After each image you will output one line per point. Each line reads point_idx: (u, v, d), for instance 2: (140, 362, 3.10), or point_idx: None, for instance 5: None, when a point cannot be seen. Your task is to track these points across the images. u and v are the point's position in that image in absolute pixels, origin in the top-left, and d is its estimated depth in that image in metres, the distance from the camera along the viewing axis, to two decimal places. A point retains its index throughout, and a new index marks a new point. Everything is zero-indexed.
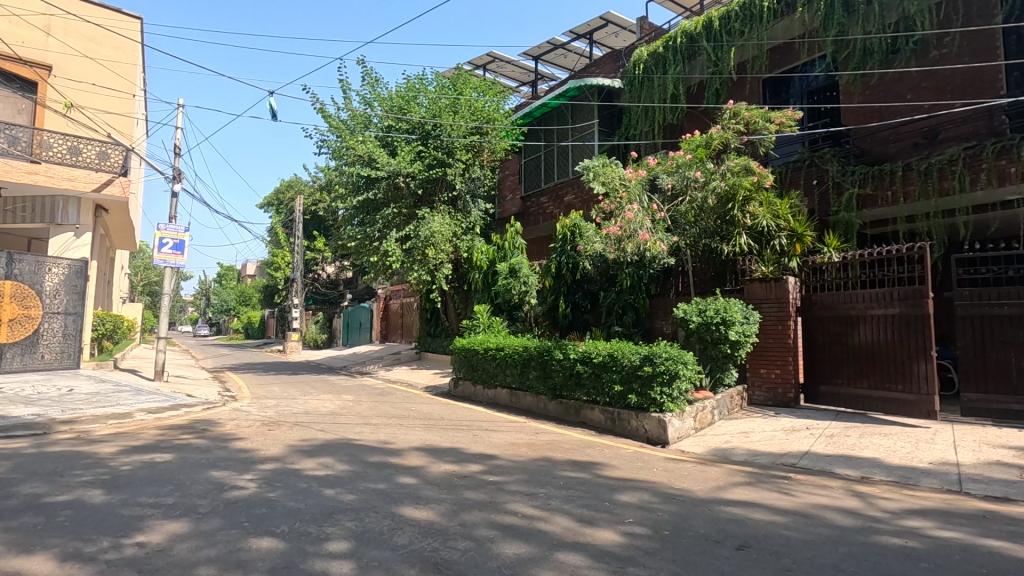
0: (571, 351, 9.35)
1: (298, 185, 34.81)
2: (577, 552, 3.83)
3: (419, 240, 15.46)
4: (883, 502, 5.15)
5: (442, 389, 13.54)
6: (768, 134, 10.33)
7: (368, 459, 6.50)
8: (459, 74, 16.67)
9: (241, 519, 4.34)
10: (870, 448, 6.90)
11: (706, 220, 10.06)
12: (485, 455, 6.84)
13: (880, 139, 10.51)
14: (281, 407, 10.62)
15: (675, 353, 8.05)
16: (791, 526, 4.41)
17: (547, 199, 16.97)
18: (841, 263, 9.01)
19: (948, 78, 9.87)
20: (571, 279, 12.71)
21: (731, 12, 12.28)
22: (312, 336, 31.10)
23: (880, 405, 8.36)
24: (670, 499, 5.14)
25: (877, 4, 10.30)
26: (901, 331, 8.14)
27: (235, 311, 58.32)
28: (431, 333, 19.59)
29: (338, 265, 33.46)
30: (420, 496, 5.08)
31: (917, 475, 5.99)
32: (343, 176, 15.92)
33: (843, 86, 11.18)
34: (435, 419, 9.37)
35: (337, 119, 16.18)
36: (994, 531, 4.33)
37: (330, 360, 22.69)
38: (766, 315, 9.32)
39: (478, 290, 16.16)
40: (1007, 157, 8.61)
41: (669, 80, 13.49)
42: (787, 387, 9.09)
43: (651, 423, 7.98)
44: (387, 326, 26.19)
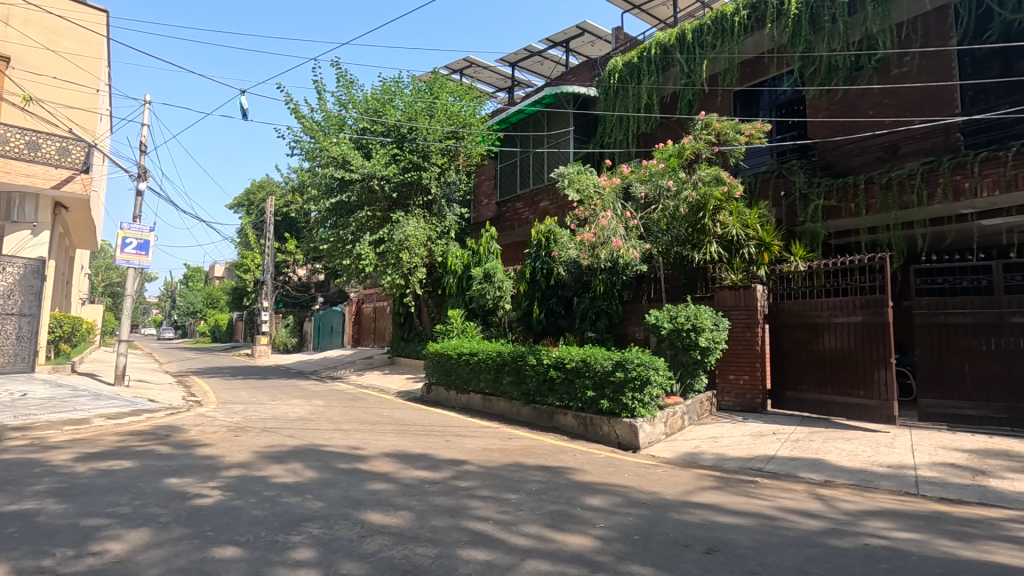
0: (544, 357, 9.38)
1: (270, 186, 34.19)
2: (548, 557, 3.84)
3: (393, 243, 15.33)
4: (844, 504, 5.30)
5: (415, 394, 13.43)
6: (738, 145, 10.59)
7: (337, 465, 6.40)
8: (436, 78, 16.71)
9: (204, 528, 4.22)
10: (833, 452, 7.10)
11: (678, 227, 10.25)
12: (457, 461, 6.80)
13: (845, 152, 10.89)
14: (248, 412, 10.37)
15: (646, 359, 8.16)
16: (757, 530, 4.49)
17: (522, 205, 17.04)
18: (807, 272, 9.26)
19: (907, 96, 10.26)
20: (546, 284, 12.77)
21: (704, 25, 12.58)
22: (281, 340, 30.53)
23: (843, 410, 8.60)
24: (639, 504, 5.20)
25: (842, 23, 10.70)
26: (863, 338, 8.40)
27: (202, 313, 56.81)
28: (404, 338, 19.44)
29: (310, 268, 32.96)
30: (390, 502, 5.01)
31: (877, 478, 6.18)
32: (317, 177, 15.76)
33: (810, 100, 11.56)
34: (407, 425, 9.28)
35: (311, 120, 16.02)
36: (948, 532, 4.50)
37: (300, 365, 22.33)
38: (735, 322, 9.51)
39: (452, 295, 16.11)
40: (962, 173, 9.00)
41: (643, 90, 13.72)
42: (755, 393, 9.28)
43: (623, 428, 8.06)
44: (360, 330, 25.90)
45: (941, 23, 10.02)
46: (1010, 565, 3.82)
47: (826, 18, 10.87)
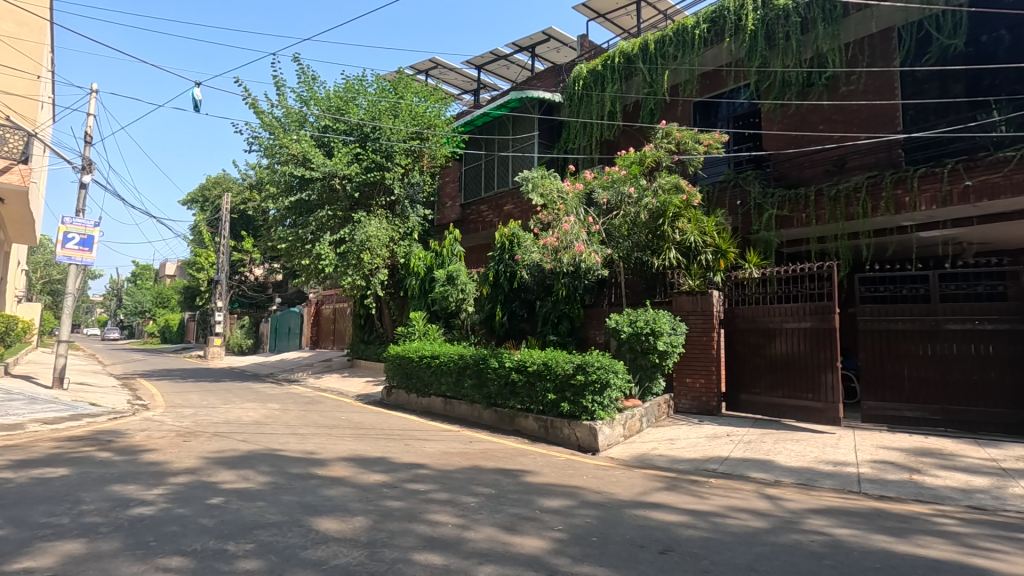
0: (506, 360, 9.40)
1: (226, 183, 33.12)
2: (504, 561, 3.84)
3: (354, 244, 15.07)
4: (790, 503, 5.50)
5: (374, 397, 13.23)
6: (696, 154, 10.86)
7: (291, 470, 6.24)
8: (401, 77, 16.56)
9: (146, 538, 4.03)
10: (782, 453, 7.36)
11: (639, 233, 10.44)
12: (415, 465, 6.73)
13: (797, 164, 11.34)
14: (198, 416, 9.98)
15: (606, 363, 8.27)
16: (709, 529, 4.61)
17: (486, 208, 17.04)
18: (761, 278, 9.58)
19: (854, 113, 10.77)
20: (509, 287, 12.78)
21: (666, 37, 12.87)
22: (236, 341, 29.56)
23: (793, 412, 8.93)
24: (597, 505, 5.26)
25: (795, 40, 11.16)
26: (813, 342, 8.74)
27: (150, 313, 54.44)
28: (364, 340, 19.11)
29: (267, 267, 32.02)
30: (345, 507, 4.91)
31: (822, 477, 6.44)
32: (276, 175, 15.38)
33: (765, 113, 11.99)
34: (366, 428, 9.12)
35: (270, 116, 15.62)
36: (887, 528, 4.73)
37: (255, 367, 21.65)
38: (692, 326, 9.75)
39: (414, 297, 15.93)
40: (903, 187, 9.50)
41: (607, 97, 13.93)
42: (710, 396, 9.54)
43: (583, 431, 8.15)
44: (319, 332, 25.32)
45: (885, 46, 10.60)
46: (943, 559, 4.04)
47: (780, 35, 11.31)
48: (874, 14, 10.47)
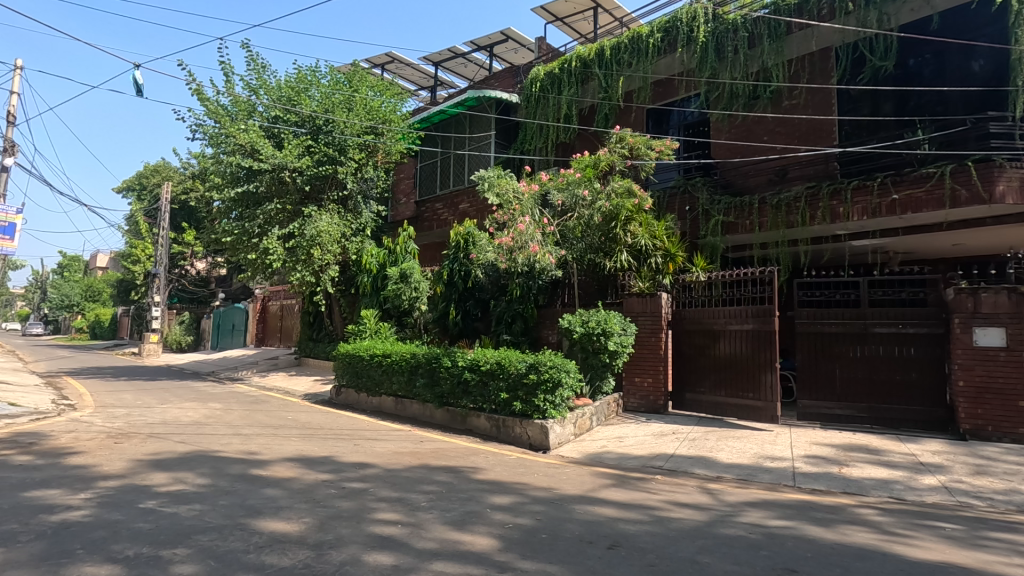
0: (459, 359, 9.37)
1: (166, 171, 31.61)
2: (454, 559, 3.83)
3: (304, 239, 14.66)
4: (730, 497, 5.73)
5: (323, 396, 12.90)
6: (648, 160, 11.12)
7: (233, 472, 6.00)
8: (356, 70, 16.21)
9: (72, 546, 3.79)
10: (724, 449, 7.67)
11: (592, 236, 10.62)
12: (364, 465, 6.61)
13: (742, 173, 11.83)
14: (130, 417, 9.45)
15: (558, 362, 8.39)
16: (654, 524, 4.74)
17: (441, 206, 16.92)
18: (707, 282, 9.93)
19: (796, 126, 11.35)
20: (462, 287, 12.71)
21: (621, 43, 13.10)
22: (174, 338, 28.12)
23: (734, 411, 9.32)
24: (546, 503, 5.32)
25: (743, 54, 11.62)
26: (754, 344, 9.12)
27: (78, 308, 51.10)
28: (313, 338, 18.59)
29: (210, 261, 30.70)
30: (290, 509, 4.77)
31: (759, 472, 6.75)
32: (221, 165, 14.77)
33: (714, 123, 12.45)
34: (314, 428, 8.88)
35: (216, 103, 14.98)
36: (818, 519, 5.00)
37: (196, 365, 20.69)
38: (641, 327, 10.02)
39: (366, 294, 15.59)
40: (838, 199, 10.07)
41: (563, 101, 14.12)
42: (657, 395, 9.82)
43: (534, 429, 8.23)
44: (265, 329, 24.45)
45: (824, 64, 11.27)
46: (868, 547, 4.30)
47: (729, 48, 11.74)
48: (814, 34, 11.07)
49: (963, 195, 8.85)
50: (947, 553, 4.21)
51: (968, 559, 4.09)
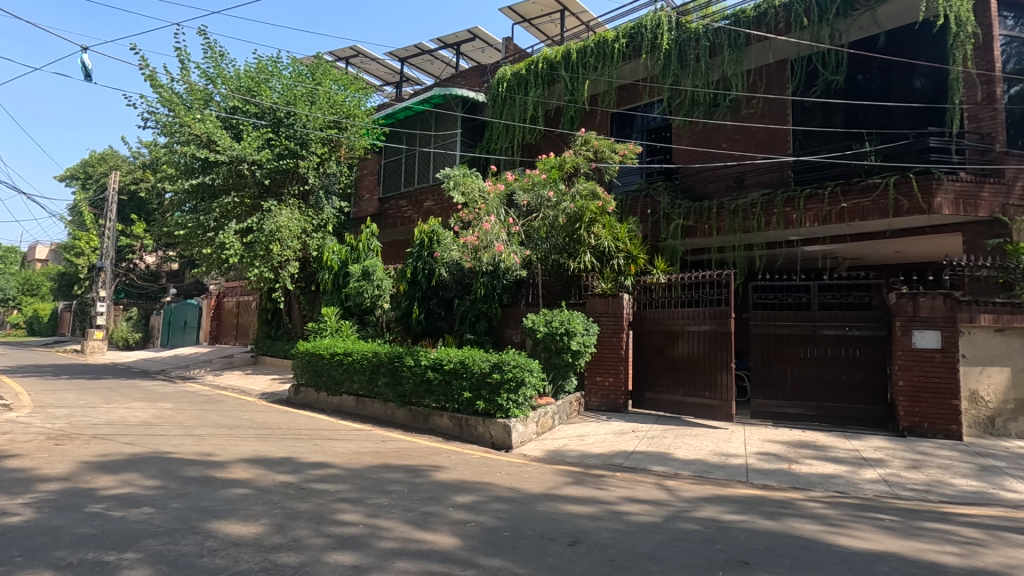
0: (422, 358, 9.30)
1: (114, 160, 30.17)
2: (415, 558, 3.82)
3: (262, 234, 14.23)
4: (685, 493, 5.91)
5: (281, 395, 12.59)
6: (612, 163, 11.29)
7: (185, 473, 5.80)
8: (319, 63, 15.85)
9: (9, 553, 3.59)
10: (681, 447, 7.88)
11: (557, 236, 10.73)
12: (324, 465, 6.51)
13: (702, 178, 12.18)
14: (73, 417, 9.01)
15: (521, 361, 8.44)
16: (614, 521, 4.84)
17: (405, 203, 16.75)
18: (667, 284, 10.15)
19: (753, 134, 11.78)
20: (426, 285, 12.63)
21: (587, 47, 13.24)
22: (121, 334, 26.82)
23: (691, 409, 9.58)
24: (508, 500, 5.36)
25: (704, 63, 11.96)
26: (710, 345, 9.39)
27: (14, 302, 48.09)
28: (270, 335, 18.10)
29: (161, 255, 29.44)
30: (245, 510, 4.66)
31: (714, 468, 6.98)
32: (175, 155, 14.23)
33: (676, 128, 12.76)
34: (271, 428, 8.66)
35: (170, 91, 14.40)
36: (768, 513, 5.21)
37: (144, 363, 19.81)
38: (604, 327, 10.18)
39: (327, 292, 15.26)
40: (791, 206, 10.47)
41: (529, 102, 14.20)
42: (618, 394, 10.01)
43: (497, 428, 8.26)
44: (219, 326, 23.63)
45: (780, 75, 11.75)
46: (815, 539, 4.51)
47: (691, 56, 12.04)
48: (771, 46, 11.53)
49: (905, 205, 9.35)
50: (885, 542, 4.46)
51: (904, 548, 4.34)
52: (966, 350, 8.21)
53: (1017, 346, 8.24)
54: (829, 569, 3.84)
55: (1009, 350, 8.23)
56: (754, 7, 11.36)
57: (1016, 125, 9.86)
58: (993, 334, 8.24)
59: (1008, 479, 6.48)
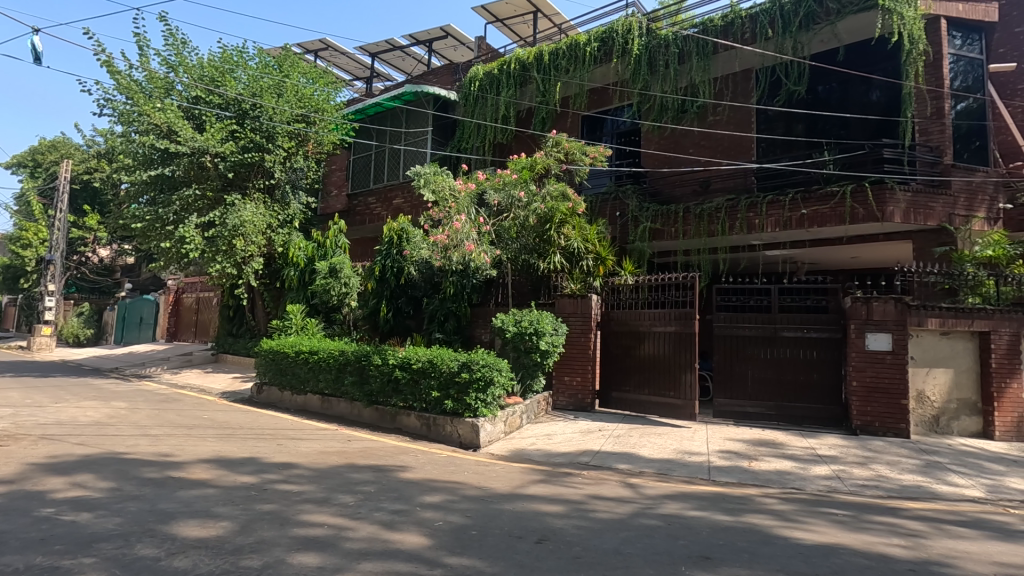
0: (390, 357, 9.20)
1: (66, 147, 28.83)
2: (383, 558, 3.79)
3: (225, 228, 13.83)
4: (650, 491, 6.02)
5: (242, 394, 12.26)
6: (583, 165, 11.40)
7: (141, 475, 5.60)
8: (286, 55, 15.51)
9: None
10: (646, 445, 8.03)
11: (527, 237, 10.79)
12: (287, 465, 6.37)
13: (669, 182, 12.43)
14: (19, 417, 8.56)
15: (490, 361, 8.43)
16: (580, 518, 4.90)
17: (374, 200, 16.55)
18: (634, 285, 10.30)
19: (719, 140, 12.10)
20: (395, 283, 12.51)
21: (560, 50, 13.35)
22: (71, 331, 25.62)
23: (656, 408, 9.76)
24: (474, 499, 5.37)
25: (673, 69, 12.21)
26: (675, 345, 9.59)
27: None
28: (232, 333, 17.61)
29: (116, 248, 28.24)
30: (206, 512, 4.53)
31: (677, 466, 7.13)
32: (132, 145, 13.71)
33: (645, 133, 13.00)
34: (232, 428, 8.43)
35: (128, 78, 13.86)
36: (728, 509, 5.36)
37: (96, 361, 18.98)
38: (572, 327, 10.28)
39: (292, 289, 14.94)
40: (754, 211, 10.79)
41: (501, 102, 14.22)
42: (585, 393, 10.14)
43: (465, 427, 8.25)
44: (177, 323, 22.83)
45: (745, 84, 12.09)
46: (773, 533, 4.66)
47: (661, 62, 12.27)
48: (737, 56, 11.83)
49: (861, 213, 9.74)
50: (838, 536, 4.66)
51: (855, 541, 4.54)
52: (914, 352, 8.63)
53: (961, 349, 8.69)
54: (786, 562, 3.99)
55: (954, 352, 8.67)
56: (722, 16, 11.68)
57: (961, 140, 10.42)
58: (938, 337, 8.68)
59: (950, 474, 6.84)
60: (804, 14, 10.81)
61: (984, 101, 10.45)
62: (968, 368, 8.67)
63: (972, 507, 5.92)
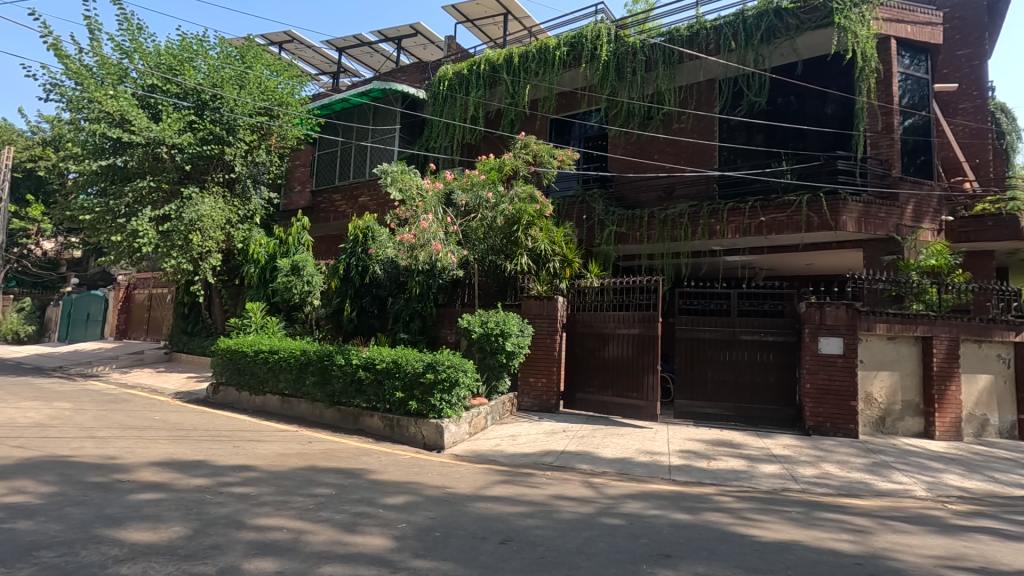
0: (354, 357, 9.04)
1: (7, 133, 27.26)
2: (344, 561, 3.72)
3: (181, 222, 13.33)
4: (611, 490, 6.11)
5: (197, 395, 11.83)
6: (551, 168, 11.48)
7: (86, 478, 5.34)
8: (250, 45, 15.07)
9: None
10: (609, 446, 8.13)
11: (494, 237, 10.79)
12: (243, 467, 6.18)
13: (635, 188, 12.65)
14: None
15: (456, 362, 8.38)
16: (544, 518, 4.93)
17: (339, 197, 16.24)
18: (599, 287, 10.42)
19: (683, 148, 12.41)
20: (359, 282, 12.31)
21: (529, 53, 13.41)
22: (9, 327, 24.20)
23: (619, 409, 9.90)
24: (438, 500, 5.33)
25: (640, 76, 12.44)
26: (638, 347, 9.75)
27: None
28: (187, 331, 16.98)
29: (62, 241, 26.84)
30: (157, 516, 4.35)
31: (638, 466, 7.26)
32: (81, 134, 13.06)
33: (612, 138, 13.19)
34: (186, 430, 8.11)
35: (78, 63, 13.21)
36: (687, 508, 5.48)
37: (38, 359, 17.99)
38: (537, 329, 10.32)
39: (252, 286, 14.51)
40: (715, 218, 11.08)
41: (470, 102, 14.19)
42: (550, 394, 10.20)
43: (429, 428, 8.18)
44: (127, 321, 21.85)
45: (709, 93, 12.43)
46: (730, 531, 4.79)
47: (628, 69, 12.49)
48: (701, 66, 12.16)
49: (816, 221, 10.12)
50: (790, 532, 4.83)
51: (807, 537, 4.71)
52: (864, 356, 9.00)
53: (906, 353, 9.12)
54: (742, 559, 4.10)
55: (899, 355, 9.10)
56: (688, 27, 11.97)
57: (908, 155, 10.97)
58: (886, 341, 9.08)
59: (894, 473, 7.18)
60: (765, 28, 11.16)
61: (929, 118, 11.04)
62: (912, 371, 9.11)
63: (913, 503, 6.23)
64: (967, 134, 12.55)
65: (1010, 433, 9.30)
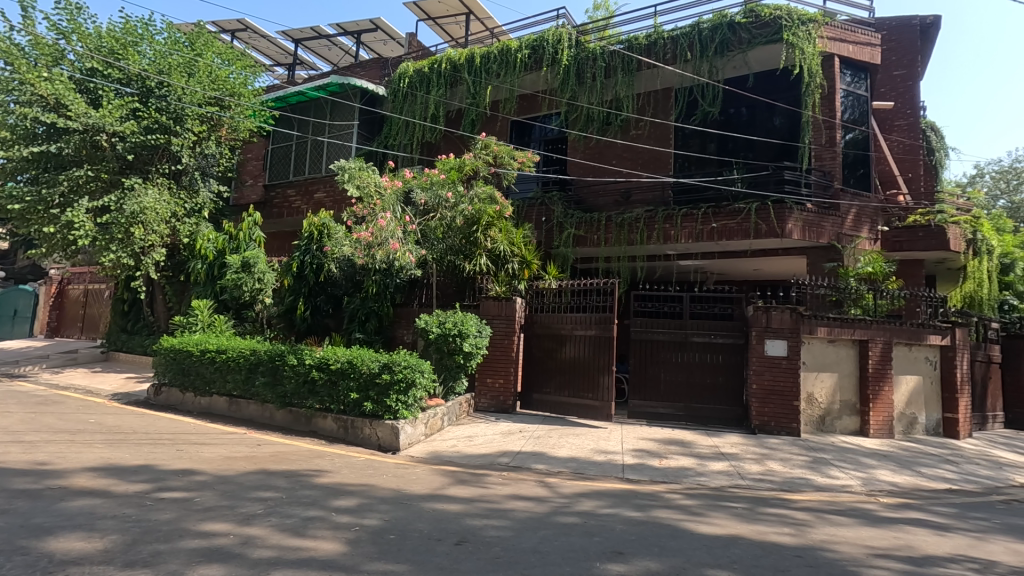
0: (306, 357, 8.80)
1: None
2: (293, 567, 3.61)
3: (122, 215, 12.65)
4: (566, 489, 6.18)
5: (137, 396, 11.25)
6: (511, 169, 11.52)
7: (11, 486, 4.98)
8: (200, 32, 14.48)
9: None
10: (565, 446, 8.22)
11: (453, 237, 10.72)
12: (187, 472, 5.92)
13: (593, 192, 12.86)
14: None
15: (413, 362, 8.27)
16: (499, 518, 4.93)
17: (294, 192, 15.80)
18: (557, 289, 10.52)
19: (640, 153, 12.71)
20: (314, 280, 12.00)
21: (491, 53, 13.42)
22: None
23: (575, 410, 10.01)
24: (392, 502, 5.25)
25: (600, 82, 12.67)
26: (594, 348, 9.89)
27: None
28: (126, 329, 16.12)
29: None
30: (91, 525, 4.10)
31: (592, 465, 7.37)
32: (9, 117, 12.19)
33: (571, 141, 13.37)
34: (124, 433, 7.70)
35: (8, 41, 12.34)
36: (640, 506, 5.60)
37: None
38: (495, 329, 10.28)
39: (198, 283, 13.91)
40: (670, 223, 11.37)
41: (431, 100, 14.09)
42: (507, 395, 10.21)
43: (384, 430, 8.05)
44: (59, 317, 20.55)
45: (666, 102, 12.78)
46: (680, 527, 4.92)
47: (588, 74, 12.67)
48: (658, 74, 12.49)
49: (764, 228, 10.54)
50: (736, 527, 5.01)
51: (751, 531, 4.90)
52: (806, 358, 9.44)
53: (844, 355, 9.61)
54: (691, 554, 4.22)
55: (838, 357, 9.57)
56: (646, 36, 12.26)
57: (849, 167, 11.61)
58: (826, 344, 9.55)
59: (831, 469, 7.56)
60: (719, 41, 11.55)
61: (868, 133, 11.70)
62: (850, 373, 9.60)
63: (849, 497, 6.58)
64: (901, 150, 13.37)
65: (935, 430, 9.96)
